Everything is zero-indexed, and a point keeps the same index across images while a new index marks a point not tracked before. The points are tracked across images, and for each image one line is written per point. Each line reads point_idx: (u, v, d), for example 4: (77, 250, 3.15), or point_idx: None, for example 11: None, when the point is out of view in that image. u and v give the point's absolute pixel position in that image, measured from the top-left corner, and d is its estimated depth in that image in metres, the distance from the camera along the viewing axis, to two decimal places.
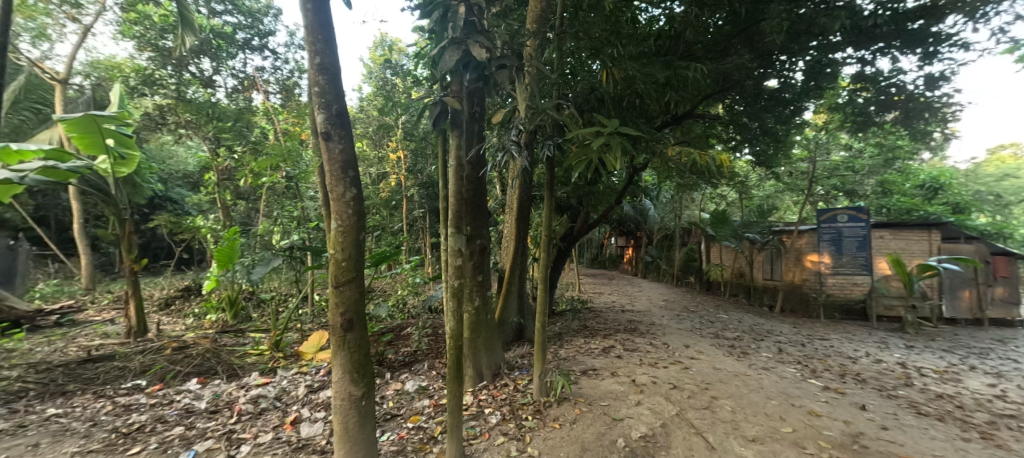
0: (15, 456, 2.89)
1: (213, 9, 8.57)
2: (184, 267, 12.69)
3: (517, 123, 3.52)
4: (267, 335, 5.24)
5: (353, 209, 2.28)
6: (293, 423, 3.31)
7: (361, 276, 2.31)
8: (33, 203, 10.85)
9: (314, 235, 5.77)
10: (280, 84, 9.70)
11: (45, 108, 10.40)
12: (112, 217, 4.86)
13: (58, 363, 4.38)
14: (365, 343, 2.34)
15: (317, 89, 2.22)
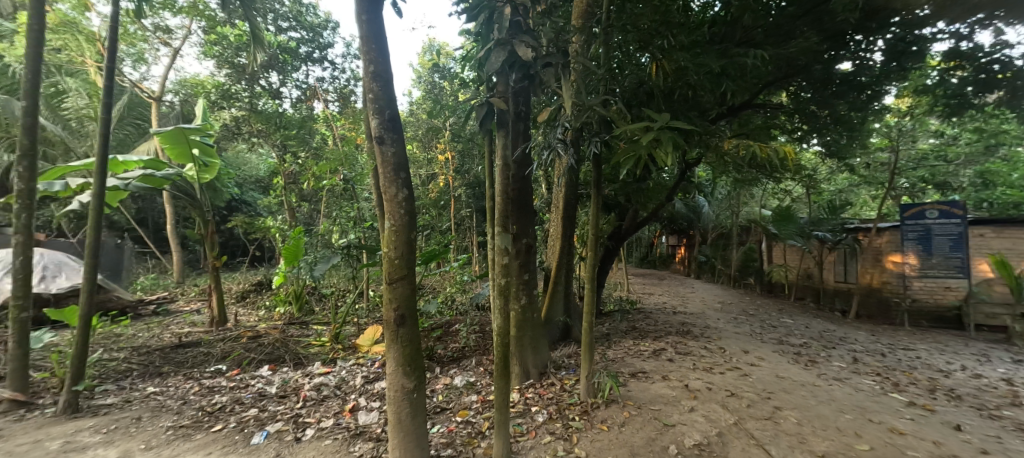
0: (123, 427, 3.33)
1: (279, 26, 9.31)
2: (257, 263, 13.92)
3: (563, 120, 3.49)
4: (327, 328, 5.62)
5: (404, 209, 2.38)
6: (352, 411, 3.53)
7: (412, 273, 2.41)
8: (136, 207, 12.38)
9: (369, 234, 6.11)
10: (337, 92, 10.35)
11: (144, 123, 11.84)
12: (198, 218, 5.45)
13: (156, 347, 4.98)
14: (416, 337, 2.44)
15: (371, 97, 2.34)
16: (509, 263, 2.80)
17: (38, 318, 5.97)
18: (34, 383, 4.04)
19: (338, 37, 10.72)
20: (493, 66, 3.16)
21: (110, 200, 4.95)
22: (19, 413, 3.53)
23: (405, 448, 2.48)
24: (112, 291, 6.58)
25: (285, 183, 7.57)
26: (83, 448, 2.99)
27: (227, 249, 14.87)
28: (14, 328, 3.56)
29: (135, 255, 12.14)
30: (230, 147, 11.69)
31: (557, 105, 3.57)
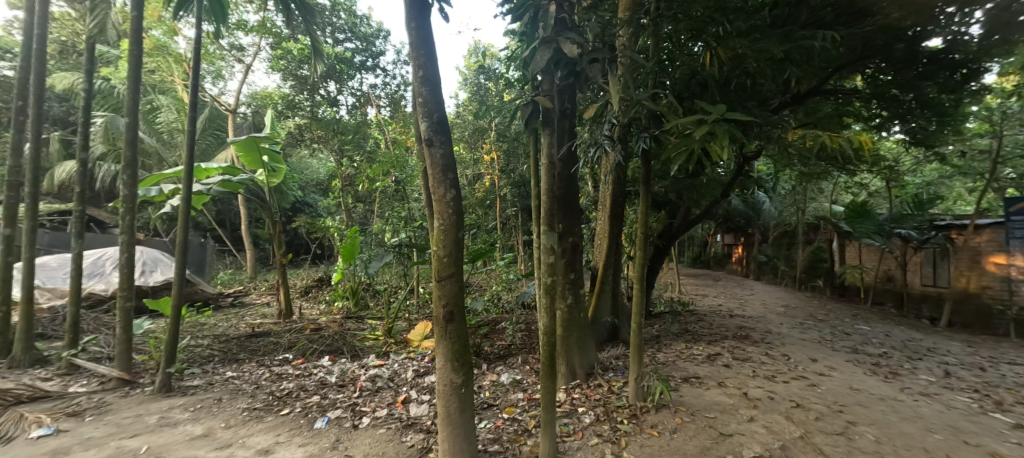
0: (207, 406, 3.73)
1: (337, 38, 9.91)
2: (319, 261, 14.96)
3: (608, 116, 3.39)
4: (381, 322, 5.92)
5: (453, 208, 2.44)
6: (404, 403, 3.68)
7: (460, 270, 2.47)
8: (217, 209, 13.74)
9: (418, 233, 6.35)
10: (389, 97, 10.82)
11: (224, 134, 13.09)
12: (267, 219, 5.96)
13: (234, 336, 5.51)
14: (464, 334, 2.49)
15: (421, 101, 2.43)
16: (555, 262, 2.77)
17: (140, 308, 6.82)
18: (137, 364, 4.62)
19: (389, 45, 11.20)
20: (538, 65, 3.13)
21: (196, 204, 5.54)
22: (125, 390, 4.06)
23: (453, 442, 2.54)
24: (197, 285, 7.37)
25: (342, 184, 8.10)
26: (175, 424, 3.38)
27: (293, 247, 16.12)
28: (121, 316, 4.09)
29: (216, 253, 13.48)
30: (295, 153, 12.64)
31: (604, 100, 3.48)
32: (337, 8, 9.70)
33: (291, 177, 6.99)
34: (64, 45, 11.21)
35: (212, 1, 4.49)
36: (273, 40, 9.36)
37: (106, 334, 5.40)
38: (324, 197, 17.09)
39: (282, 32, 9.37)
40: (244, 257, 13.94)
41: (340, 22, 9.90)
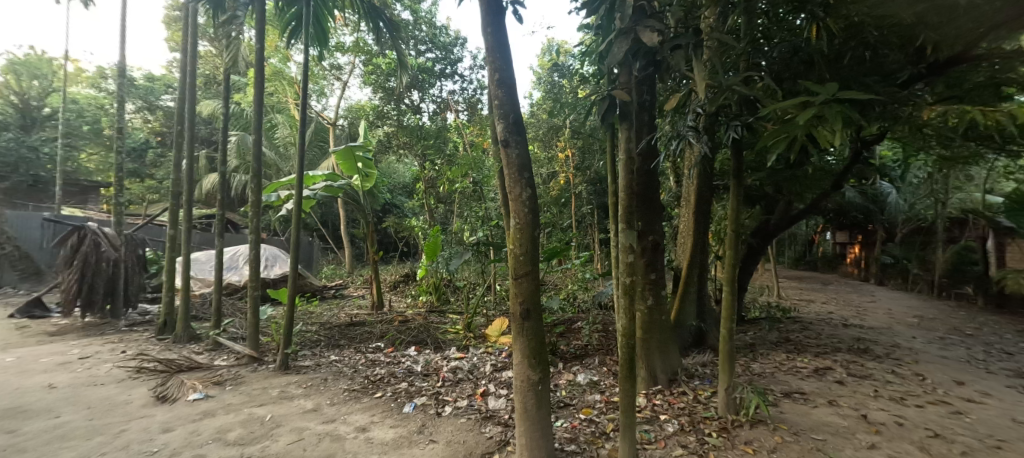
0: (316, 384, 4.26)
1: (419, 49, 10.58)
2: (407, 258, 16.21)
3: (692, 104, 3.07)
4: (460, 317, 6.23)
5: (529, 208, 2.33)
6: (483, 395, 3.82)
7: (536, 269, 2.37)
8: (323, 211, 15.55)
9: (495, 232, 6.58)
10: (466, 102, 11.32)
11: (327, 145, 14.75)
12: (362, 220, 6.65)
13: (336, 324, 6.21)
14: (541, 331, 2.39)
15: (497, 103, 2.38)
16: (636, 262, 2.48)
17: (264, 297, 8.01)
18: (262, 344, 5.43)
19: (466, 52, 11.69)
20: (614, 60, 2.83)
21: (305, 207, 6.34)
22: (254, 366, 4.79)
23: (530, 439, 2.46)
24: (307, 278, 8.43)
25: (425, 187, 8.62)
26: (291, 397, 3.91)
27: (383, 245, 17.66)
28: (251, 304, 4.82)
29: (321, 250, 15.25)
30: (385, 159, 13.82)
31: (686, 90, 3.13)
32: (419, 21, 10.40)
33: (381, 181, 7.66)
34: (209, 76, 13.49)
35: (317, 28, 5.11)
36: (365, 57, 10.30)
37: (241, 319, 6.43)
38: (410, 199, 18.46)
39: (373, 49, 10.28)
40: (343, 254, 15.60)
41: (422, 34, 10.58)
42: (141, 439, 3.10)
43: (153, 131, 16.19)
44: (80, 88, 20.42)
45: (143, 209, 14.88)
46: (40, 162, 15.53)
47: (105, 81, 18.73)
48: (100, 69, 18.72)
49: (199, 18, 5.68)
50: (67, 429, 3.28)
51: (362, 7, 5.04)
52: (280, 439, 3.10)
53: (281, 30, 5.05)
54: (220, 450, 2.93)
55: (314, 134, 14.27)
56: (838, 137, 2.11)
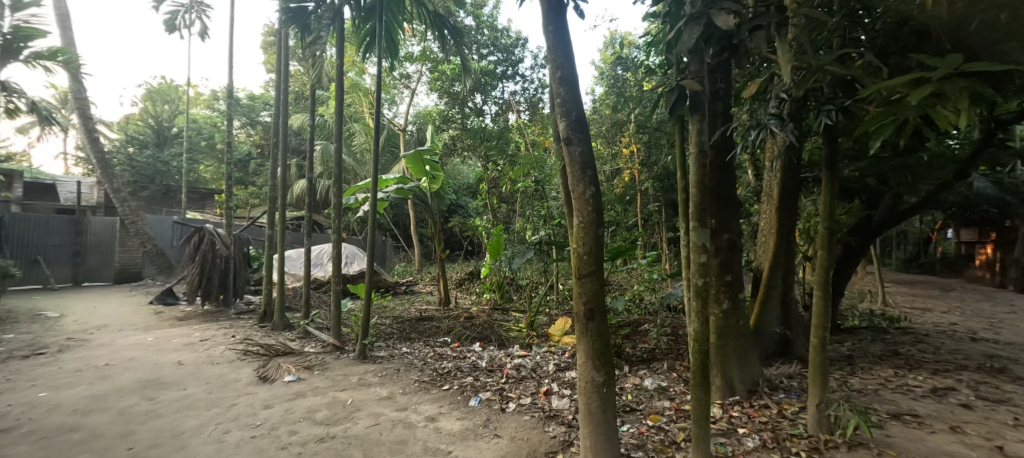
0: (390, 374, 4.54)
1: (481, 53, 10.80)
2: (472, 257, 16.73)
3: (775, 89, 2.76)
4: (524, 315, 6.30)
5: (593, 206, 2.17)
6: (546, 394, 3.80)
7: (601, 268, 2.20)
8: (395, 212, 16.54)
9: (557, 231, 6.45)
10: (528, 102, 11.41)
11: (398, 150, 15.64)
12: (430, 220, 6.97)
13: (407, 318, 6.57)
14: (606, 332, 2.22)
15: (559, 102, 2.22)
16: (710, 263, 2.23)
17: (345, 291, 8.72)
18: (344, 334, 5.91)
19: (527, 52, 11.77)
20: (683, 48, 2.57)
21: (378, 208, 6.79)
22: (337, 354, 5.22)
23: (595, 441, 2.27)
24: (381, 275, 9.03)
25: (489, 187, 8.52)
26: (368, 385, 4.21)
27: (450, 244, 18.35)
28: (334, 297, 5.25)
29: (393, 248, 16.25)
30: (451, 161, 14.34)
31: (768, 74, 2.79)
32: (481, 26, 10.64)
33: (447, 183, 7.94)
34: (298, 92, 14.96)
35: (389, 41, 5.42)
36: (432, 64, 10.77)
37: (325, 311, 7.06)
38: (474, 199, 18.99)
39: (439, 56, 10.74)
40: (413, 252, 16.46)
41: (485, 38, 10.80)
42: (247, 413, 3.53)
43: (254, 144, 18.29)
44: (200, 110, 23.76)
45: (247, 212, 16.85)
46: (171, 173, 18.30)
47: (217, 103, 21.55)
48: (213, 92, 21.65)
49: (289, 41, 6.30)
50: (191, 400, 3.84)
51: (428, 17, 5.30)
52: (360, 422, 3.35)
53: (358, 46, 5.44)
54: (309, 428, 3.24)
55: (386, 140, 15.21)
56: (961, 120, 1.71)
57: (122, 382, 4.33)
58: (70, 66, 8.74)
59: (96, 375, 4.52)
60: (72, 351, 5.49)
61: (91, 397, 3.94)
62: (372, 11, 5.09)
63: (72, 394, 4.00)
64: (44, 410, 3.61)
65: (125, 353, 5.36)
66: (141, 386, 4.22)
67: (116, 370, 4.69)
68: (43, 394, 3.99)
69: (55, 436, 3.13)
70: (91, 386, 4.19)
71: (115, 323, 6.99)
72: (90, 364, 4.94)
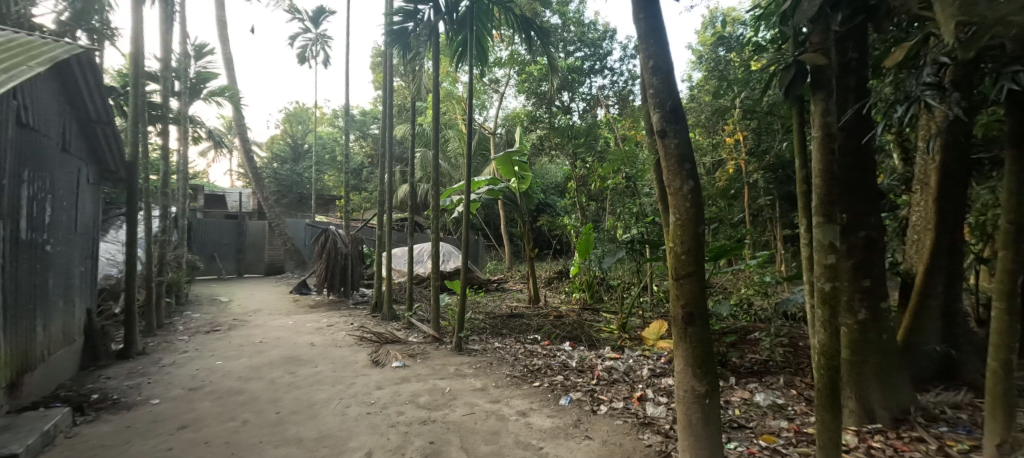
0: (483, 367, 4.71)
1: (568, 50, 10.72)
2: (561, 256, 16.70)
3: (930, 53, 2.27)
4: (615, 316, 6.12)
5: (692, 201, 2.00)
6: (640, 400, 3.61)
7: (703, 268, 2.02)
8: (486, 213, 17.20)
9: (651, 229, 6.09)
10: (617, 95, 11.14)
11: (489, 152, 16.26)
12: (519, 219, 7.12)
13: (499, 314, 6.78)
14: (709, 339, 2.03)
15: (651, 93, 2.09)
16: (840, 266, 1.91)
17: (442, 287, 9.31)
18: (443, 326, 6.31)
19: (616, 44, 11.43)
20: (803, 18, 2.24)
21: (472, 208, 7.11)
22: (437, 344, 5.58)
23: (696, 456, 2.10)
24: (474, 273, 9.45)
25: (577, 185, 8.40)
26: (464, 376, 4.42)
27: (539, 243, 18.54)
28: (433, 292, 5.59)
29: (485, 247, 16.89)
30: (539, 161, 14.50)
31: (921, 35, 2.30)
32: (568, 23, 10.57)
33: (535, 183, 8.03)
34: (401, 105, 16.40)
35: (478, 48, 5.61)
36: (520, 67, 10.99)
37: (426, 304, 7.62)
38: (563, 198, 18.94)
39: (526, 58, 10.95)
40: (504, 251, 16.96)
41: (571, 35, 10.74)
42: (363, 392, 3.94)
43: (366, 154, 20.44)
44: (324, 128, 27.33)
45: (361, 215, 18.89)
46: (302, 183, 21.28)
47: (337, 120, 24.53)
48: (334, 111, 24.70)
49: (393, 59, 6.87)
50: (321, 376, 4.41)
51: (515, 22, 5.43)
52: (456, 409, 3.53)
53: (452, 57, 5.73)
54: (414, 410, 3.50)
55: (478, 143, 15.93)
56: None
57: (270, 357, 5.14)
58: (233, 100, 10.56)
59: (253, 350, 5.44)
60: (236, 329, 6.67)
61: (250, 367, 4.75)
62: (464, 23, 5.34)
63: (237, 364, 4.86)
64: (219, 376, 4.44)
65: (272, 333, 6.35)
66: (285, 361, 4.96)
67: (266, 347, 5.58)
68: (218, 362, 4.91)
69: (226, 397, 3.83)
70: (249, 359, 5.05)
71: (266, 308, 8.34)
72: (249, 340, 5.95)
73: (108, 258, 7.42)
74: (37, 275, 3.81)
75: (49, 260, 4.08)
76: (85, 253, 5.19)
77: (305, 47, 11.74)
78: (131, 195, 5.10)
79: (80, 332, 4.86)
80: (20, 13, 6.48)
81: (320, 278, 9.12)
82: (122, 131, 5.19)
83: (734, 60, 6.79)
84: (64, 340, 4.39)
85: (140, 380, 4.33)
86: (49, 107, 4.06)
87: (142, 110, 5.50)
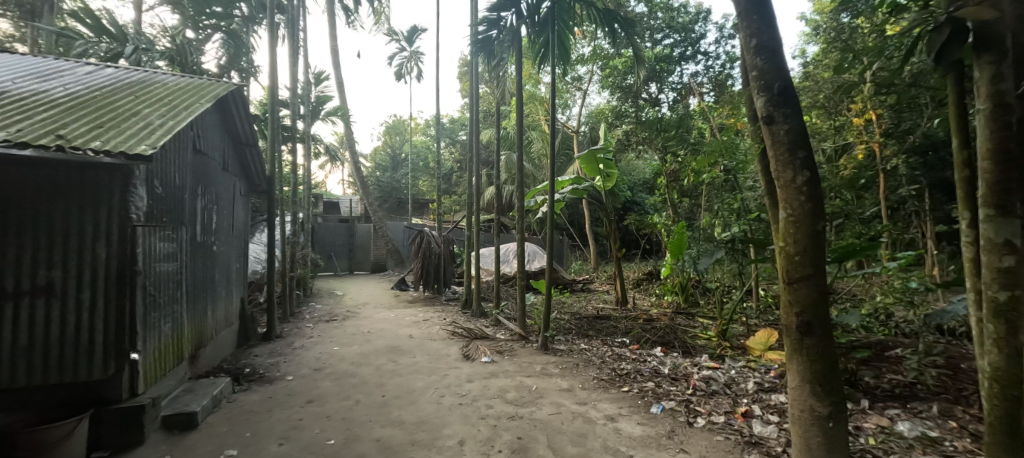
0: (570, 367, 4.67)
1: (656, 38, 10.19)
2: (649, 256, 15.95)
3: None
4: (714, 322, 5.67)
5: (809, 194, 1.76)
6: (745, 416, 3.27)
7: (823, 270, 1.76)
8: (571, 212, 17.07)
9: (756, 226, 5.52)
10: (712, 81, 10.28)
11: (572, 151, 16.14)
12: (605, 219, 6.92)
13: (585, 315, 6.66)
14: (834, 352, 1.77)
15: (755, 75, 1.89)
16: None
17: (529, 286, 9.44)
18: (529, 325, 6.37)
19: (710, 25, 10.56)
20: None
21: (556, 208, 7.08)
22: (524, 342, 5.67)
23: None
24: (560, 272, 9.42)
25: (668, 182, 7.97)
26: (552, 375, 4.41)
27: (625, 243, 17.90)
28: (519, 291, 5.64)
29: (570, 247, 16.74)
30: (625, 157, 14.01)
31: None
32: (654, 10, 10.04)
33: (622, 180, 7.74)
34: (487, 110, 17.00)
35: (560, 47, 5.57)
36: (604, 61, 10.69)
37: (513, 303, 7.79)
38: (652, 195, 18.05)
39: (610, 52, 10.64)
40: (589, 251, 16.71)
41: (659, 22, 10.14)
42: (456, 383, 4.14)
43: (455, 160, 21.51)
44: (418, 137, 29.43)
45: (451, 217, 19.95)
46: (400, 188, 23.13)
47: (429, 129, 26.22)
48: (427, 121, 26.45)
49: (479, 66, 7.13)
50: (419, 366, 4.74)
51: (599, 16, 5.30)
52: (543, 408, 3.54)
53: (534, 59, 5.77)
54: (502, 405, 3.58)
55: (561, 142, 15.91)
56: None
57: (377, 345, 5.66)
58: (344, 118, 11.83)
59: (362, 339, 6.03)
60: (348, 319, 7.46)
61: (360, 353, 5.28)
62: (545, 24, 5.34)
63: (350, 350, 5.44)
64: (336, 359, 5.00)
65: (377, 324, 6.99)
66: (389, 350, 5.42)
67: (373, 336, 6.16)
68: (336, 348, 5.54)
69: (342, 378, 4.29)
70: (360, 346, 5.61)
71: (372, 301, 9.21)
72: (359, 330, 6.62)
73: (254, 256, 8.82)
74: (208, 270, 4.63)
75: (216, 259, 4.94)
76: (240, 253, 6.20)
77: (402, 64, 12.72)
78: (271, 203, 5.95)
79: (237, 317, 5.83)
80: (193, 60, 7.93)
81: (417, 276, 9.81)
82: (263, 151, 6.07)
83: (862, 26, 5.73)
84: (226, 322, 5.31)
85: (278, 359, 5.05)
86: (213, 135, 4.90)
87: (277, 131, 6.39)
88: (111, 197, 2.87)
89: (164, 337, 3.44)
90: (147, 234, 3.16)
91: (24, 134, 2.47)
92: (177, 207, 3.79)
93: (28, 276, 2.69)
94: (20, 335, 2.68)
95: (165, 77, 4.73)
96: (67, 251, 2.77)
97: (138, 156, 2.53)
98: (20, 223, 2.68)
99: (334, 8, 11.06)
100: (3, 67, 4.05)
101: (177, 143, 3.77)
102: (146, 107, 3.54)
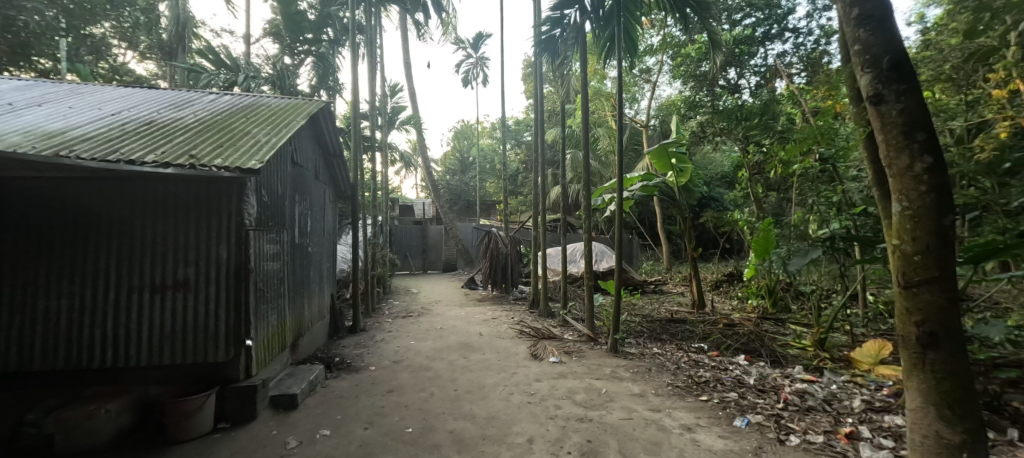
0: (643, 372, 4.48)
1: (734, 19, 9.44)
2: (730, 256, 14.86)
3: None
4: (808, 330, 5.14)
5: (932, 183, 1.51)
6: (850, 437, 2.90)
7: (952, 273, 1.50)
8: (640, 210, 16.44)
9: (860, 221, 4.89)
10: (803, 60, 9.30)
11: (641, 146, 15.51)
12: (679, 216, 6.55)
13: (658, 318, 6.36)
14: (965, 368, 1.51)
15: (858, 49, 1.67)
16: None
17: (598, 287, 9.23)
18: (598, 326, 6.22)
19: None
20: None
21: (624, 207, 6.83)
22: (593, 343, 5.55)
23: None
24: (630, 273, 9.11)
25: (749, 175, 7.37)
26: (623, 379, 4.27)
27: (702, 242, 16.84)
28: (586, 292, 5.53)
29: (640, 247, 16.13)
30: (699, 150, 13.16)
31: None
32: None
33: (697, 174, 7.30)
34: (552, 110, 16.95)
35: (626, 41, 5.40)
36: (675, 50, 10.13)
37: (581, 304, 7.67)
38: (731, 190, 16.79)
39: (681, 40, 10.06)
40: (661, 251, 15.96)
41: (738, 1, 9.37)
42: (525, 382, 4.16)
43: (521, 161, 21.73)
44: (485, 140, 30.16)
45: (518, 218, 20.16)
46: (469, 190, 23.88)
47: (495, 131, 26.76)
48: (494, 124, 26.99)
49: (542, 65, 7.08)
50: (489, 363, 4.83)
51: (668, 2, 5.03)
52: (614, 412, 3.44)
53: (600, 54, 5.63)
54: (571, 406, 3.53)
55: (629, 138, 15.40)
56: None
57: (449, 341, 5.88)
58: (416, 126, 12.48)
59: (436, 335, 6.31)
60: (423, 316, 7.84)
61: (434, 348, 5.52)
62: (610, 18, 5.20)
63: (425, 345, 5.70)
64: (413, 353, 5.27)
65: (449, 321, 7.27)
66: (461, 347, 5.61)
67: (446, 333, 6.41)
68: (413, 343, 5.85)
69: (419, 371, 4.52)
70: (434, 342, 5.86)
71: (444, 299, 9.59)
72: (433, 326, 6.93)
73: (341, 256, 9.62)
74: (305, 269, 5.12)
75: (311, 258, 5.45)
76: (330, 253, 6.79)
77: (468, 71, 13.10)
78: (356, 208, 6.42)
79: (328, 312, 6.39)
80: (290, 82, 8.84)
81: (485, 275, 10.03)
82: (347, 160, 6.58)
83: None
84: (319, 316, 5.83)
85: (362, 350, 5.45)
86: (307, 149, 5.42)
87: (358, 142, 6.89)
88: (228, 205, 3.25)
89: (271, 328, 3.85)
90: (258, 237, 3.54)
91: (166, 155, 2.89)
92: (280, 213, 4.23)
93: (170, 273, 3.19)
94: (165, 322, 3.16)
95: (269, 100, 5.32)
96: (198, 252, 3.22)
97: (250, 170, 2.86)
98: (165, 228, 3.18)
99: (406, 23, 11.71)
100: (151, 100, 4.86)
101: (279, 157, 4.21)
102: (256, 127, 4.01)
